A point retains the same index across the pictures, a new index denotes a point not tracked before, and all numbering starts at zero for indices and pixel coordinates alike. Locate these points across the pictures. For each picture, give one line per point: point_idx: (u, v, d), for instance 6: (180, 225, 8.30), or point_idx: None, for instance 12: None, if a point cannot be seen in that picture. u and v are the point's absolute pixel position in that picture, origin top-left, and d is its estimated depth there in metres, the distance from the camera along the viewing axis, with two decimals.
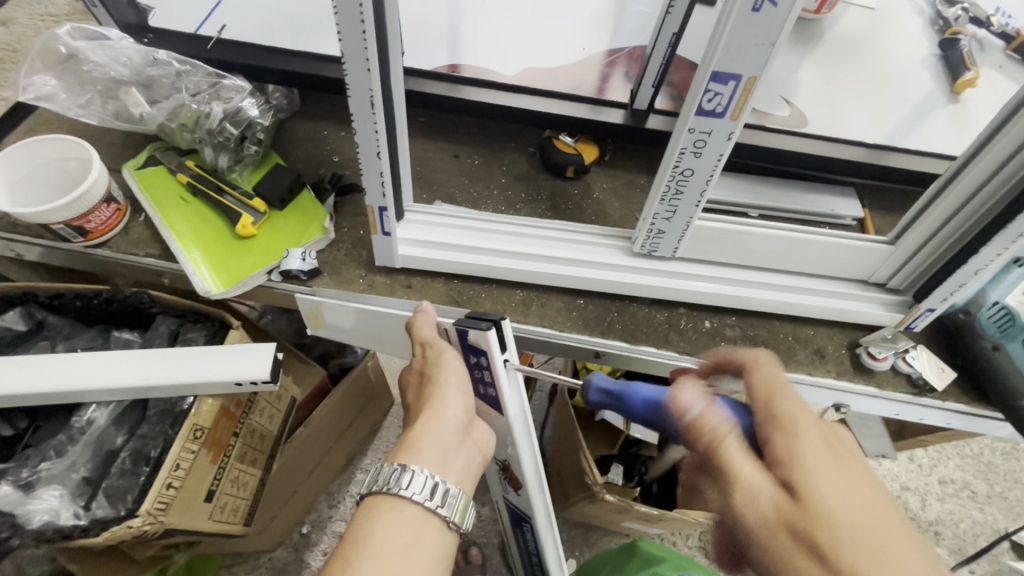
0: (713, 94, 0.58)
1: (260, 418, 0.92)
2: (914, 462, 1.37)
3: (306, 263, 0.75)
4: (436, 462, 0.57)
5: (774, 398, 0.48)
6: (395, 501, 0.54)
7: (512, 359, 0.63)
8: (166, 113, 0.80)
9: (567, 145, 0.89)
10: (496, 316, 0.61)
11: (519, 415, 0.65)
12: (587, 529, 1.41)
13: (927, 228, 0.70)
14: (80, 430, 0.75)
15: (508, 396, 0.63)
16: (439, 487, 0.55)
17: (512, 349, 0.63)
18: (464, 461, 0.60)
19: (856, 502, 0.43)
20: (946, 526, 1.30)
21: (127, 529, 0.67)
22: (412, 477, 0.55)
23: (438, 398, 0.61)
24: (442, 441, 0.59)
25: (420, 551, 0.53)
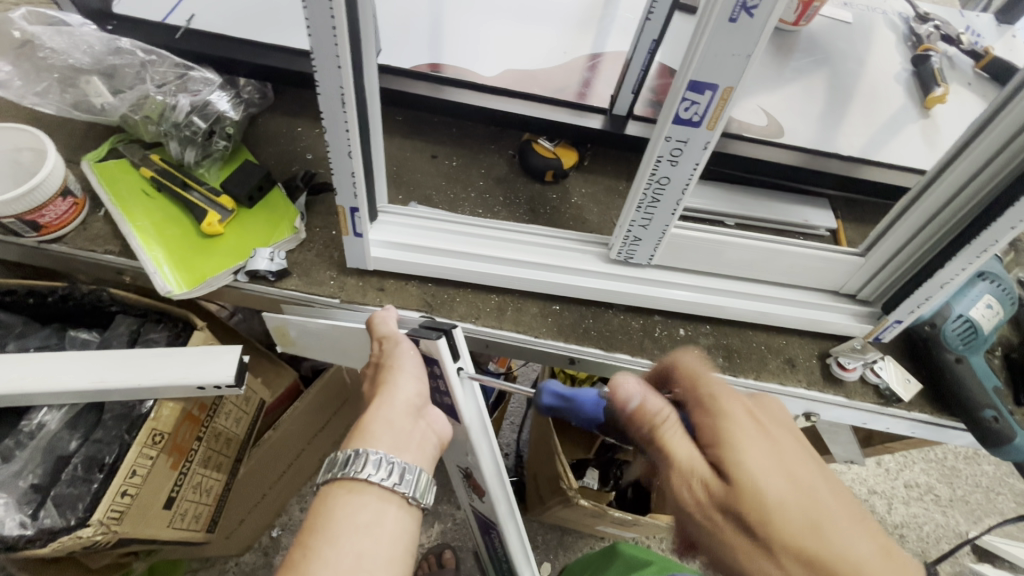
0: (689, 103, 0.58)
1: (226, 421, 0.89)
2: (881, 466, 1.40)
3: (274, 264, 0.72)
4: (391, 444, 0.54)
5: (701, 376, 0.46)
6: (349, 484, 0.51)
7: (467, 368, 0.61)
8: (129, 104, 0.77)
9: (546, 149, 0.88)
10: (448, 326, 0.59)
11: (478, 423, 0.62)
12: (561, 534, 1.41)
13: (896, 241, 0.72)
14: (29, 434, 0.72)
15: (463, 405, 0.60)
16: (395, 466, 0.52)
17: (467, 358, 0.61)
18: (419, 445, 0.57)
19: (788, 468, 0.41)
20: (911, 529, 1.33)
21: (76, 539, 0.64)
22: (366, 460, 0.52)
23: (388, 381, 0.59)
24: (394, 423, 0.56)
25: (384, 535, 0.50)
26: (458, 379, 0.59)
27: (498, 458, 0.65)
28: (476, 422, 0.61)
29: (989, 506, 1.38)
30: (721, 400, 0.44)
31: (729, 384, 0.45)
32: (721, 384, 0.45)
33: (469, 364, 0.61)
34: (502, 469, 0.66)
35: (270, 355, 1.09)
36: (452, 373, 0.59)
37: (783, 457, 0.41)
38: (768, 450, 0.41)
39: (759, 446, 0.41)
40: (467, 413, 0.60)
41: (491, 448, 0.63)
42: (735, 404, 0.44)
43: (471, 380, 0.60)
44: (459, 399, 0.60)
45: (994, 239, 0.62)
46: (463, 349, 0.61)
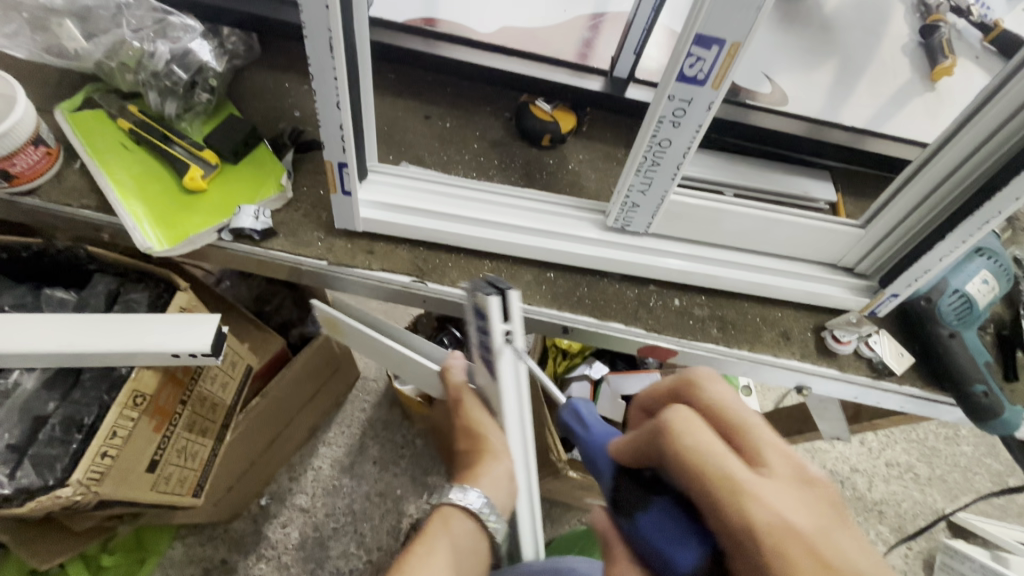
0: (695, 59, 0.56)
1: (210, 385, 0.87)
2: (864, 445, 1.43)
3: (259, 223, 0.70)
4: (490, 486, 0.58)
5: (729, 484, 0.33)
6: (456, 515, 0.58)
7: (515, 331, 0.54)
8: (104, 49, 0.72)
9: (544, 112, 0.85)
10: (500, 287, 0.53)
11: (515, 383, 0.55)
12: (549, 506, 1.42)
13: (896, 214, 0.71)
14: (5, 393, 0.69)
15: (502, 368, 0.53)
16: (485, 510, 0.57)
17: (516, 322, 0.54)
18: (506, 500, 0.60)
19: None
20: (889, 505, 1.36)
21: (54, 499, 0.62)
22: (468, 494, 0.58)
23: (489, 433, 0.62)
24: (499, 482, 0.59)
25: (471, 566, 0.55)
26: (502, 339, 0.53)
27: (527, 427, 0.58)
28: (512, 381, 0.55)
29: (966, 485, 1.40)
30: (751, 522, 0.32)
31: (768, 489, 0.33)
32: (758, 501, 0.32)
33: (519, 326, 0.54)
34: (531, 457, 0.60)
35: (257, 323, 1.07)
36: (497, 332, 0.53)
37: None
38: None
39: None
40: (504, 375, 0.54)
41: (521, 418, 0.57)
42: (778, 531, 0.32)
43: (516, 340, 0.54)
44: (497, 358, 0.53)
45: (997, 211, 0.61)
46: (517, 311, 0.54)
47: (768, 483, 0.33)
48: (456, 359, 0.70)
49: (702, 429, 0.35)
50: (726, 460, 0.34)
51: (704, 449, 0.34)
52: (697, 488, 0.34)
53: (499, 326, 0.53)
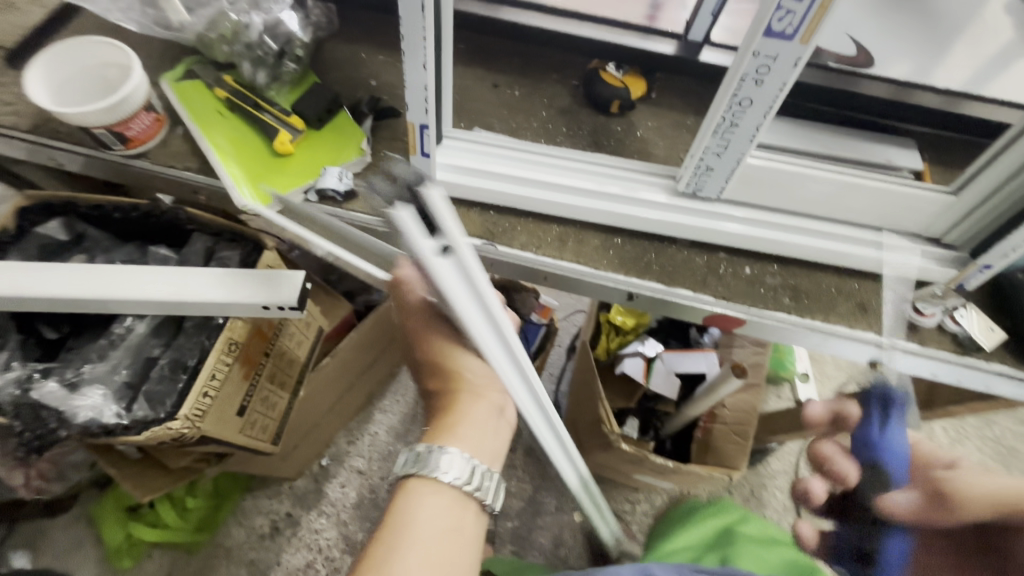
0: (784, 12, 0.54)
1: (289, 341, 0.96)
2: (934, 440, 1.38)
3: (342, 184, 0.73)
4: (473, 444, 0.54)
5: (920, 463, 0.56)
6: (432, 485, 0.52)
7: (453, 242, 0.41)
8: (205, 22, 0.77)
9: (614, 77, 0.85)
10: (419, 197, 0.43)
11: (475, 301, 0.46)
12: (596, 482, 1.47)
13: (994, 179, 0.67)
14: (120, 337, 0.76)
15: (451, 287, 0.43)
16: (475, 470, 0.52)
17: (450, 228, 0.41)
18: (496, 432, 0.57)
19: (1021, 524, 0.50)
20: None
21: (166, 430, 0.68)
22: (446, 460, 0.52)
23: (461, 369, 0.58)
24: (478, 423, 0.56)
25: (459, 541, 0.51)
26: (439, 257, 0.41)
27: (502, 335, 0.50)
28: (472, 300, 0.46)
29: None
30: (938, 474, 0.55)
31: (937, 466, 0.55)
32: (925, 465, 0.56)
33: (454, 234, 0.41)
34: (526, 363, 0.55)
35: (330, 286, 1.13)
36: (430, 251, 0.40)
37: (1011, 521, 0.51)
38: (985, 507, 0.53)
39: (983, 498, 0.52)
40: (458, 299, 0.44)
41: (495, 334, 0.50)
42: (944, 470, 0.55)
43: (463, 251, 0.42)
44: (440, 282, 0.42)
45: None
46: (450, 212, 0.42)
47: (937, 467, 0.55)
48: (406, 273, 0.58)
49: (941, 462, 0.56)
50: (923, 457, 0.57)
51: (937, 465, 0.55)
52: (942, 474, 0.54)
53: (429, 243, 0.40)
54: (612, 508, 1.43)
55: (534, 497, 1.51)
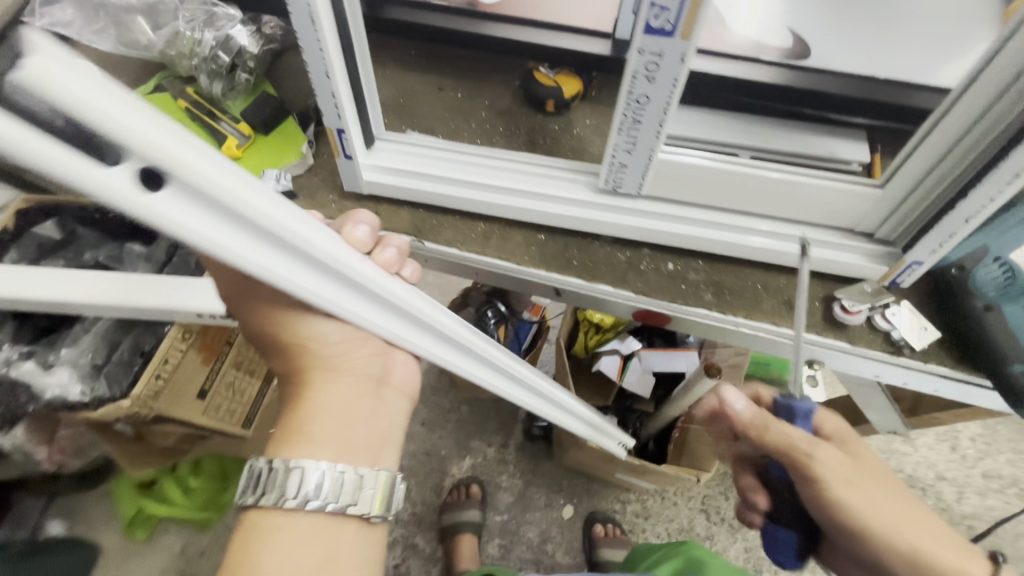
0: (658, 9, 0.54)
1: None
2: (957, 453, 1.50)
3: (280, 185, 0.79)
4: (338, 443, 0.53)
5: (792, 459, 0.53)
6: (285, 517, 0.49)
7: (163, 166, 0.29)
8: (164, 40, 0.85)
9: (547, 78, 0.86)
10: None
11: (263, 244, 0.37)
12: (588, 482, 1.47)
13: (915, 171, 0.64)
14: (91, 323, 0.86)
15: (217, 234, 0.33)
16: (341, 479, 0.50)
17: (154, 147, 0.28)
18: (372, 415, 0.57)
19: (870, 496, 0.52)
20: (981, 519, 1.42)
21: (117, 407, 0.78)
22: (303, 478, 0.49)
23: (315, 351, 0.57)
24: (343, 408, 0.56)
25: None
26: (145, 198, 0.29)
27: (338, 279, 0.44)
28: (256, 247, 0.36)
29: None
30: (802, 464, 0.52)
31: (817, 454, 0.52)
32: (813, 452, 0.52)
33: (139, 150, 0.27)
34: (395, 298, 0.49)
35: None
36: (127, 192, 0.28)
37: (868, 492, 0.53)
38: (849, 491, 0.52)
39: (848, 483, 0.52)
40: (233, 247, 0.35)
41: (326, 288, 0.43)
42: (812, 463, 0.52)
43: (188, 176, 0.30)
44: (177, 234, 0.31)
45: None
46: (104, 102, 0.25)
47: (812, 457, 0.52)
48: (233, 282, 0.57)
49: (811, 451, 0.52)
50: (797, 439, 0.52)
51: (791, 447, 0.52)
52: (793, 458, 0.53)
53: (122, 176, 0.28)
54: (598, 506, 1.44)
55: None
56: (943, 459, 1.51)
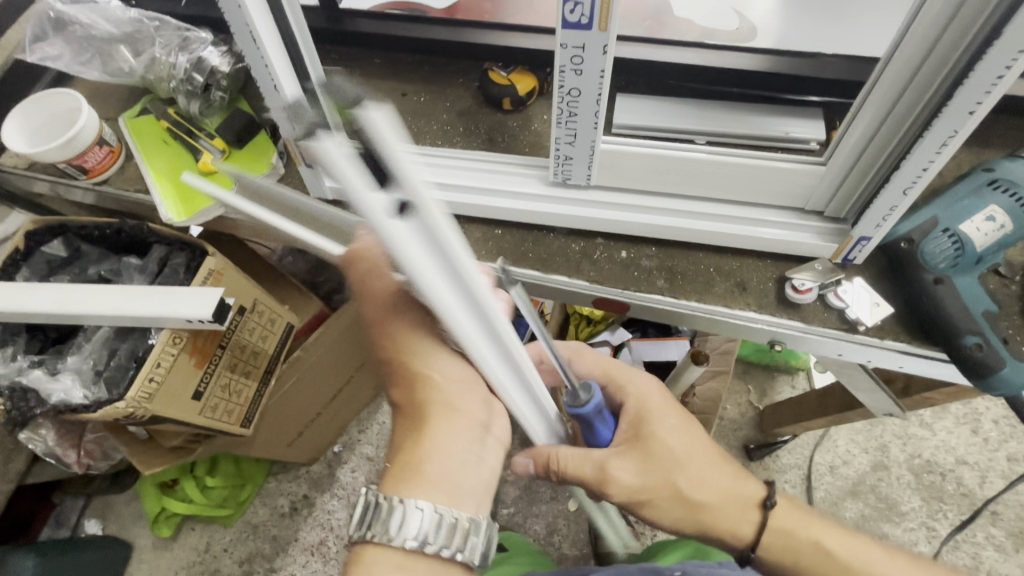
0: (573, 3, 0.56)
1: (250, 335, 1.09)
2: (980, 436, 1.47)
3: None
4: (451, 485, 0.50)
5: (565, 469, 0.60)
6: (385, 551, 0.47)
7: (413, 198, 0.30)
8: (144, 66, 0.92)
9: (501, 76, 0.88)
10: (355, 107, 0.27)
11: (457, 286, 0.35)
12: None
13: (853, 145, 0.63)
14: (92, 332, 0.93)
15: (423, 260, 0.32)
16: (445, 524, 0.47)
17: (410, 177, 0.29)
18: (479, 465, 0.53)
19: (636, 470, 0.59)
20: (1004, 506, 1.39)
21: (114, 408, 0.83)
22: (408, 519, 0.47)
23: (433, 385, 0.53)
24: (453, 449, 0.52)
25: None
26: (394, 221, 0.29)
27: (488, 334, 0.41)
28: (455, 290, 0.35)
29: None
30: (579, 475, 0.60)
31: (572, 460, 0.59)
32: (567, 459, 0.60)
33: (410, 190, 0.29)
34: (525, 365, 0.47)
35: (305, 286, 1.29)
36: (383, 213, 0.29)
37: (634, 468, 0.60)
38: (613, 474, 0.59)
39: (611, 468, 0.59)
40: (439, 287, 0.34)
41: (479, 335, 0.40)
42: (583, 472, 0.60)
43: (436, 217, 0.31)
44: (404, 260, 0.31)
45: (954, 129, 0.53)
46: (388, 139, 0.28)
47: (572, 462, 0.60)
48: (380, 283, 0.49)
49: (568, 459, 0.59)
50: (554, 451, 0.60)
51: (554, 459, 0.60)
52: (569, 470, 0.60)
53: (379, 199, 0.28)
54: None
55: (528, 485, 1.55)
56: (961, 441, 1.46)
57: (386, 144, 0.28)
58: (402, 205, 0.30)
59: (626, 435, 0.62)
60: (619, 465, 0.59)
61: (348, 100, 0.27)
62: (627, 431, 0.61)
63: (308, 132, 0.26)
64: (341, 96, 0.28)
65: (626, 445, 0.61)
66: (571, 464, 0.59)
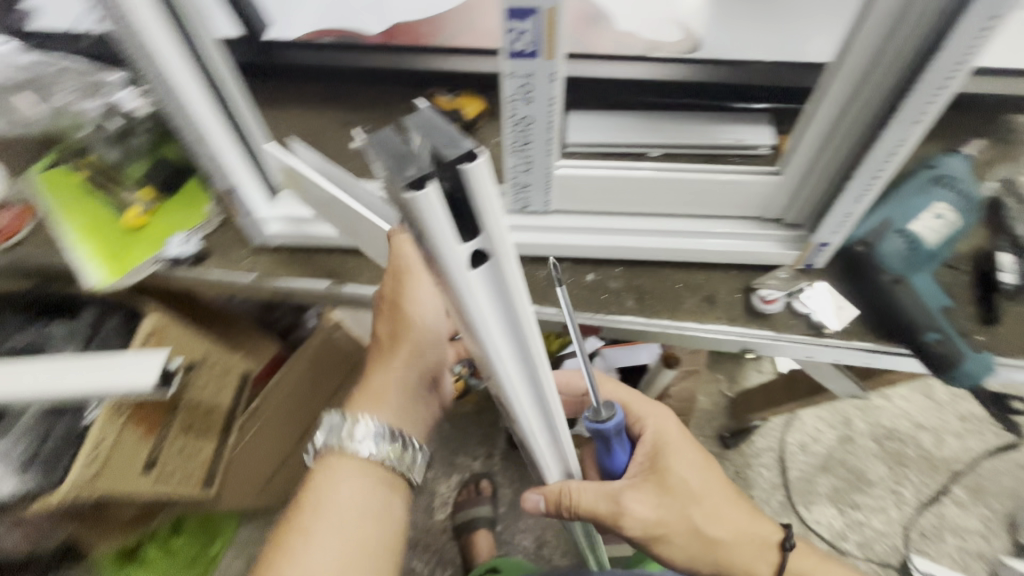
0: (516, 33, 0.54)
1: (203, 391, 1.01)
2: (933, 400, 1.55)
3: (187, 247, 0.80)
4: (395, 413, 0.66)
5: (586, 507, 0.62)
6: (339, 464, 0.64)
7: (490, 248, 0.32)
8: (49, 115, 0.83)
9: (447, 101, 0.84)
10: (457, 158, 0.28)
11: (512, 331, 0.38)
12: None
13: (805, 156, 0.63)
14: (17, 414, 0.83)
15: (483, 304, 0.34)
16: (386, 435, 0.65)
17: (493, 232, 0.31)
18: (423, 415, 0.70)
19: (657, 504, 0.64)
20: (961, 463, 1.46)
21: (53, 498, 0.75)
22: (361, 428, 0.64)
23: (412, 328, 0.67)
24: (405, 387, 0.68)
25: (369, 512, 0.63)
26: (468, 271, 0.32)
27: (534, 378, 0.43)
28: (506, 329, 0.37)
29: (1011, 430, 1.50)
30: (602, 510, 0.62)
31: (595, 492, 0.62)
32: (587, 492, 0.62)
33: (492, 241, 0.31)
34: (555, 408, 0.48)
35: (259, 327, 1.20)
36: (461, 261, 0.31)
37: (655, 503, 0.64)
38: (637, 507, 0.63)
39: (635, 501, 0.63)
40: (494, 324, 0.36)
41: (518, 376, 0.42)
42: (602, 510, 0.62)
43: (507, 267, 0.32)
44: (466, 296, 0.33)
45: (902, 139, 0.54)
46: (488, 195, 0.29)
47: (594, 494, 0.62)
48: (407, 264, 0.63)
49: (590, 492, 0.62)
50: (576, 483, 0.62)
51: (579, 492, 0.62)
52: (596, 505, 0.62)
53: (462, 248, 0.31)
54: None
55: (514, 500, 1.53)
56: (916, 407, 1.54)
57: (478, 198, 0.29)
58: (477, 249, 0.32)
59: (643, 467, 0.68)
60: (636, 498, 0.63)
61: (453, 145, 0.28)
62: (644, 463, 0.68)
63: (413, 173, 0.27)
64: (446, 141, 0.29)
65: (640, 478, 0.66)
66: (586, 496, 0.62)
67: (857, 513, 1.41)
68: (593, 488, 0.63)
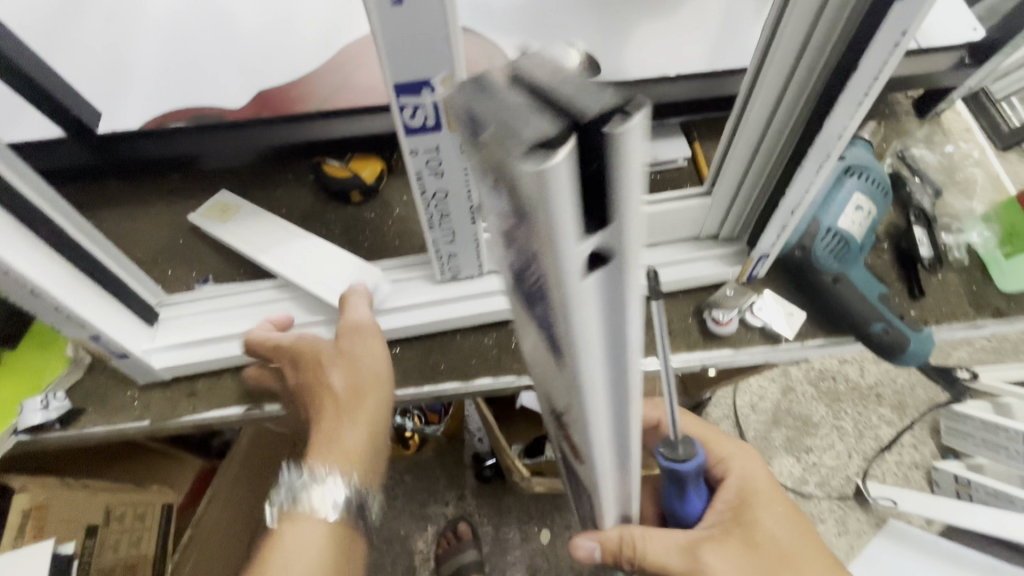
0: (411, 109, 0.47)
1: (117, 551, 0.85)
2: None
3: (51, 411, 0.63)
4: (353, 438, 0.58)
5: (659, 560, 0.57)
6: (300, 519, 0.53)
7: (618, 257, 0.21)
8: None
9: (340, 168, 0.74)
10: (602, 114, 0.17)
11: (614, 365, 0.27)
12: (553, 499, 1.48)
13: (734, 173, 0.62)
14: None
15: (585, 328, 0.23)
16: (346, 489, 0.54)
17: (629, 233, 0.20)
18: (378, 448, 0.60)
19: (740, 563, 0.58)
20: (885, 386, 1.57)
21: None
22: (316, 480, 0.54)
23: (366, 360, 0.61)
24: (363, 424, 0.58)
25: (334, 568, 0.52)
26: (581, 284, 0.21)
27: (624, 421, 0.33)
28: (605, 364, 0.27)
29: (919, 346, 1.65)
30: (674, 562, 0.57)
31: (665, 543, 0.57)
32: (657, 542, 0.57)
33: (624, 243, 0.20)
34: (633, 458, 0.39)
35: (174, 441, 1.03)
36: (576, 271, 0.20)
37: (740, 560, 0.58)
38: (716, 565, 0.57)
39: (714, 557, 0.57)
40: (595, 359, 0.26)
41: (605, 419, 0.32)
42: (673, 559, 0.57)
43: (630, 280, 0.22)
44: (567, 321, 0.23)
45: (828, 154, 0.52)
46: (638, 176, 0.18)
47: (666, 544, 0.58)
48: (358, 347, 0.61)
49: (662, 543, 0.57)
50: (649, 528, 0.57)
51: (650, 541, 0.57)
52: (669, 555, 0.57)
53: (579, 252, 0.20)
54: (570, 517, 1.44)
55: (497, 535, 1.46)
56: None
57: (625, 174, 0.18)
58: (595, 254, 0.21)
59: (723, 517, 0.62)
60: (713, 555, 0.57)
61: (593, 95, 0.17)
62: (725, 512, 0.62)
63: (527, 136, 0.17)
64: (575, 80, 0.18)
65: (721, 530, 0.60)
66: (653, 546, 0.56)
67: (811, 455, 1.51)
68: (672, 537, 0.59)
